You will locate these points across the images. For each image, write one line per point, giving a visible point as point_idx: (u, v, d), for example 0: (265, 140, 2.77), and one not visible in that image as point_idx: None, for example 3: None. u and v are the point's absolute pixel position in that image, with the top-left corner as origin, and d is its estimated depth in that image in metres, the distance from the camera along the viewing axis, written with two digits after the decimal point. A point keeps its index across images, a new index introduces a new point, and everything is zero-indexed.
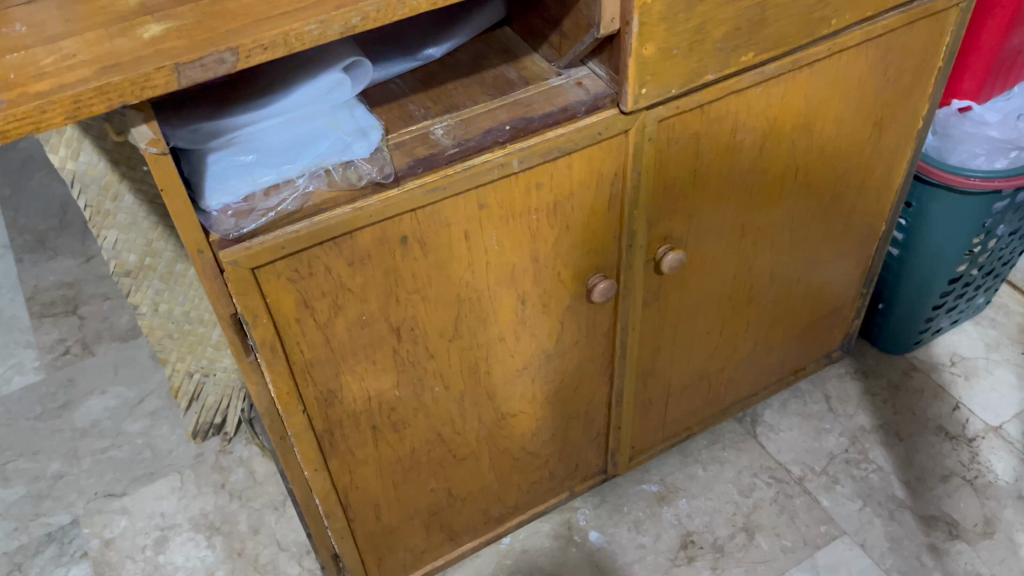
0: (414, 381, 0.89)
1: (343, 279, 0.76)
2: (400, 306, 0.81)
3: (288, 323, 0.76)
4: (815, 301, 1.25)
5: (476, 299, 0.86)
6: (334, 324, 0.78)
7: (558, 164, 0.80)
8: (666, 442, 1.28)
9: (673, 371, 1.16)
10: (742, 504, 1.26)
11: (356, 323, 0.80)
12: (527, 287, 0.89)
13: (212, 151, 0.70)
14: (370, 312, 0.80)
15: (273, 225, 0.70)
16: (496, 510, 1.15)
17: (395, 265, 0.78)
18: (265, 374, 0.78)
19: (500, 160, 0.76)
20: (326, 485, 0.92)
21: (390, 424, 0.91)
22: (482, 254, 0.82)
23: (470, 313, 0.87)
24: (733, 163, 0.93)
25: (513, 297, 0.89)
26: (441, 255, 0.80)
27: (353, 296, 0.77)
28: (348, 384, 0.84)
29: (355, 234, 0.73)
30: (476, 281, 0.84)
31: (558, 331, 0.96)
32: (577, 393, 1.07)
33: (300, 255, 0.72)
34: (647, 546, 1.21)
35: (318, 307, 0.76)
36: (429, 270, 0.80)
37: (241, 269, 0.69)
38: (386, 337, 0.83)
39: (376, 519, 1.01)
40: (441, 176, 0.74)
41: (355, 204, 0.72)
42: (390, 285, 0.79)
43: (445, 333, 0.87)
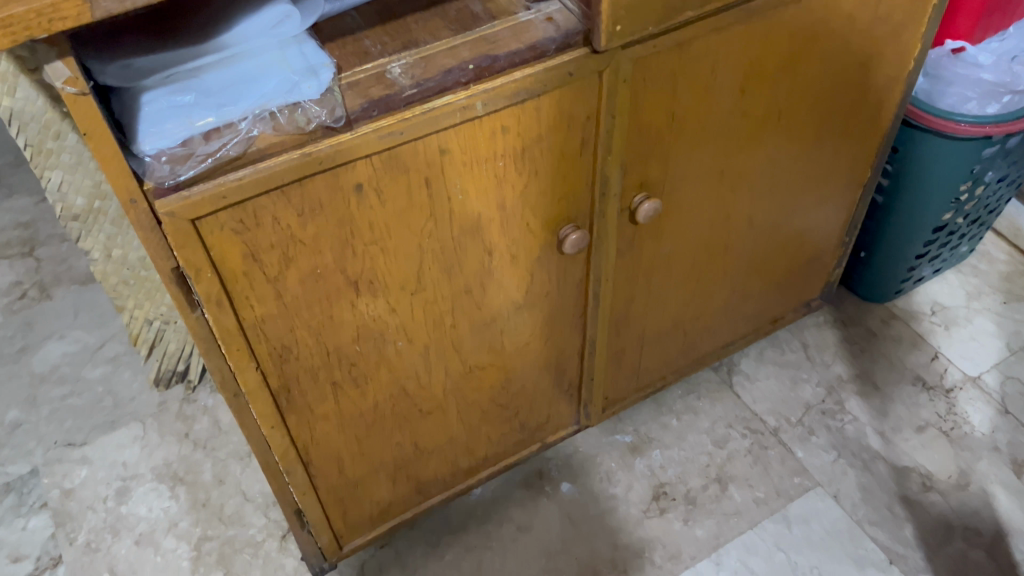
0: (375, 336, 0.85)
1: (293, 229, 0.71)
2: (357, 258, 0.76)
3: (235, 276, 0.71)
4: (796, 248, 1.21)
5: (440, 252, 0.81)
6: (286, 279, 0.74)
7: (526, 107, 0.74)
8: (641, 392, 1.24)
9: (648, 321, 1.13)
10: (716, 455, 1.24)
11: (310, 276, 0.75)
12: (493, 237, 0.84)
13: (146, 91, 0.65)
14: (325, 264, 0.75)
15: (214, 174, 0.64)
16: (465, 462, 1.11)
17: (349, 215, 0.73)
18: (213, 332, 0.74)
19: (462, 101, 0.70)
20: (284, 442, 0.88)
21: (350, 379, 0.87)
22: (445, 203, 0.77)
23: (433, 266, 0.82)
24: (711, 105, 0.88)
25: (479, 249, 0.84)
26: (400, 204, 0.75)
27: (305, 248, 0.73)
28: (304, 339, 0.80)
29: (305, 182, 0.68)
30: (439, 232, 0.80)
31: (528, 283, 0.92)
32: (549, 345, 1.03)
33: (245, 204, 0.67)
34: (619, 497, 1.20)
35: (268, 260, 0.71)
36: (387, 220, 0.75)
37: (180, 221, 0.64)
38: (342, 292, 0.78)
39: (339, 474, 0.98)
40: (398, 119, 0.68)
41: (303, 149, 0.66)
42: (345, 236, 0.74)
43: (406, 286, 0.82)
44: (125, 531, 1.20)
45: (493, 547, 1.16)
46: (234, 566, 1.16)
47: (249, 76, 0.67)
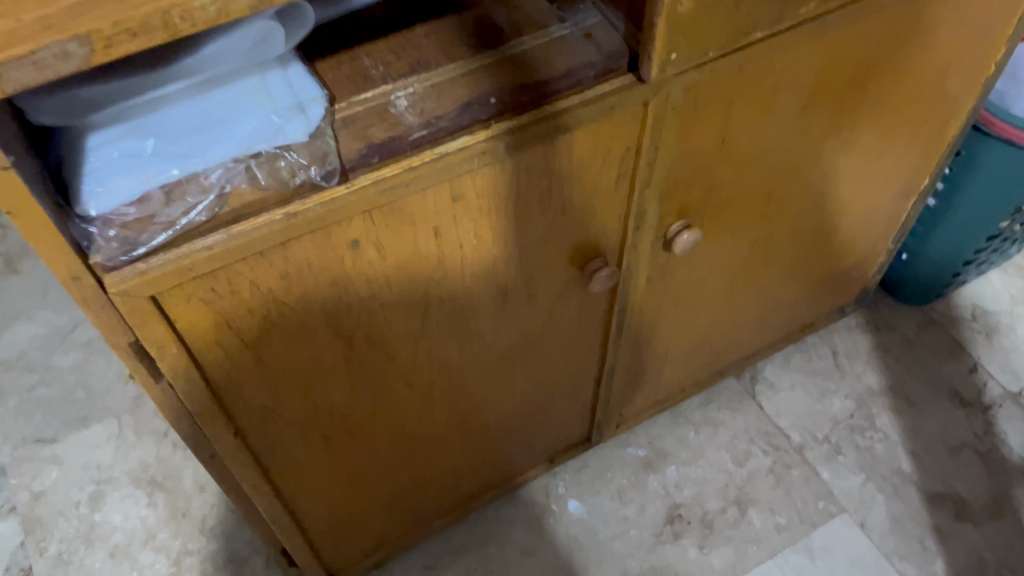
0: (372, 387, 0.74)
1: (275, 293, 0.59)
2: (352, 314, 0.65)
3: (206, 346, 0.59)
4: (835, 258, 1.10)
5: (449, 299, 0.70)
6: (268, 342, 0.63)
7: (558, 145, 0.62)
8: (658, 405, 1.15)
9: (672, 340, 1.02)
10: (735, 474, 1.15)
11: (297, 335, 0.64)
12: (509, 279, 0.72)
13: (92, 135, 0.52)
14: (313, 323, 0.64)
15: (179, 240, 0.52)
16: (467, 487, 1.03)
17: (342, 272, 0.61)
18: (183, 403, 0.63)
19: (480, 143, 0.58)
20: (269, 496, 0.78)
21: (343, 429, 0.77)
22: (455, 250, 0.66)
23: (441, 314, 0.71)
24: (767, 126, 0.75)
25: (492, 292, 0.73)
26: (404, 255, 0.63)
27: (289, 309, 0.61)
28: (289, 397, 0.69)
29: (290, 243, 0.56)
30: (448, 280, 0.68)
31: (546, 320, 0.81)
32: (565, 375, 0.92)
33: (217, 273, 0.55)
34: (630, 519, 1.12)
35: (245, 326, 0.60)
36: (388, 273, 0.64)
37: (136, 298, 0.52)
38: (334, 349, 0.67)
39: (330, 515, 0.89)
40: (405, 168, 0.56)
41: (289, 207, 0.54)
42: (339, 294, 0.63)
43: (409, 336, 0.71)
44: (99, 543, 1.11)
45: (495, 572, 1.08)
46: None
47: (220, 113, 0.54)
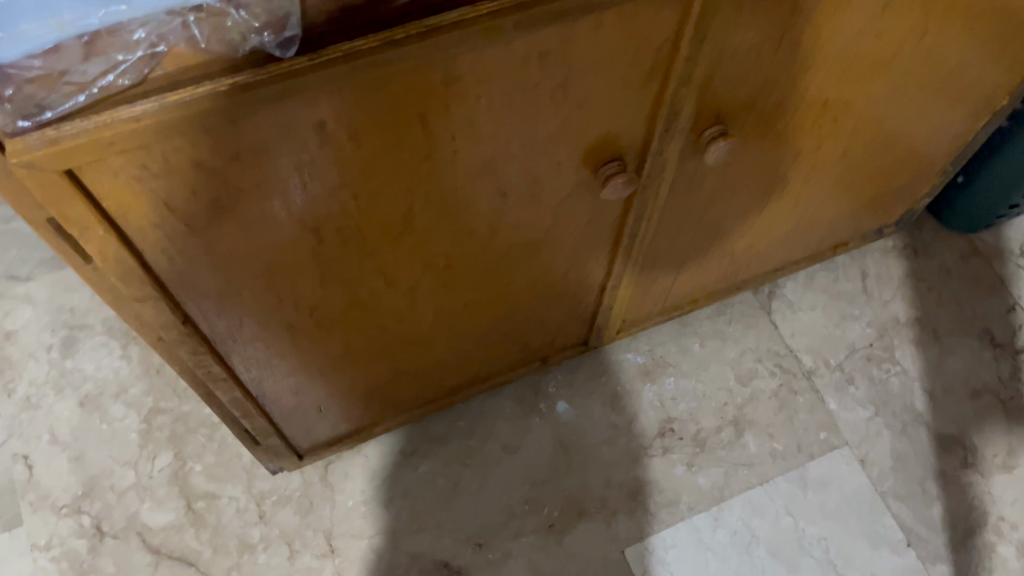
0: (344, 282, 0.66)
1: (225, 177, 0.50)
2: (319, 205, 0.56)
3: (142, 230, 0.51)
4: (884, 177, 0.98)
5: (438, 198, 0.61)
6: (219, 231, 0.54)
7: (580, 28, 0.50)
8: (667, 314, 1.07)
9: (690, 251, 0.93)
10: (737, 394, 1.09)
11: (254, 225, 0.55)
12: (512, 180, 0.62)
13: None
14: (273, 213, 0.55)
15: (100, 106, 0.43)
16: (451, 381, 0.97)
17: (307, 159, 0.51)
18: (120, 288, 0.55)
19: (483, 23, 0.47)
20: (227, 383, 0.72)
21: (312, 322, 0.70)
22: (447, 143, 0.55)
23: (427, 212, 0.62)
24: (837, 25, 0.63)
25: (491, 193, 0.63)
26: (383, 145, 0.53)
27: (243, 196, 0.52)
28: (247, 288, 0.61)
29: (242, 122, 0.46)
30: (437, 176, 0.58)
31: (551, 225, 0.71)
32: (567, 281, 0.84)
33: (148, 149, 0.45)
34: (620, 428, 1.07)
35: (190, 210, 0.51)
36: (364, 164, 0.54)
37: (46, 172, 0.43)
38: (299, 242, 0.59)
39: (299, 402, 0.83)
40: (385, 44, 0.45)
41: (235, 79, 0.44)
42: (303, 183, 0.53)
43: (388, 233, 0.62)
44: (69, 390, 1.08)
45: (473, 465, 1.04)
46: (186, 447, 1.05)
47: None
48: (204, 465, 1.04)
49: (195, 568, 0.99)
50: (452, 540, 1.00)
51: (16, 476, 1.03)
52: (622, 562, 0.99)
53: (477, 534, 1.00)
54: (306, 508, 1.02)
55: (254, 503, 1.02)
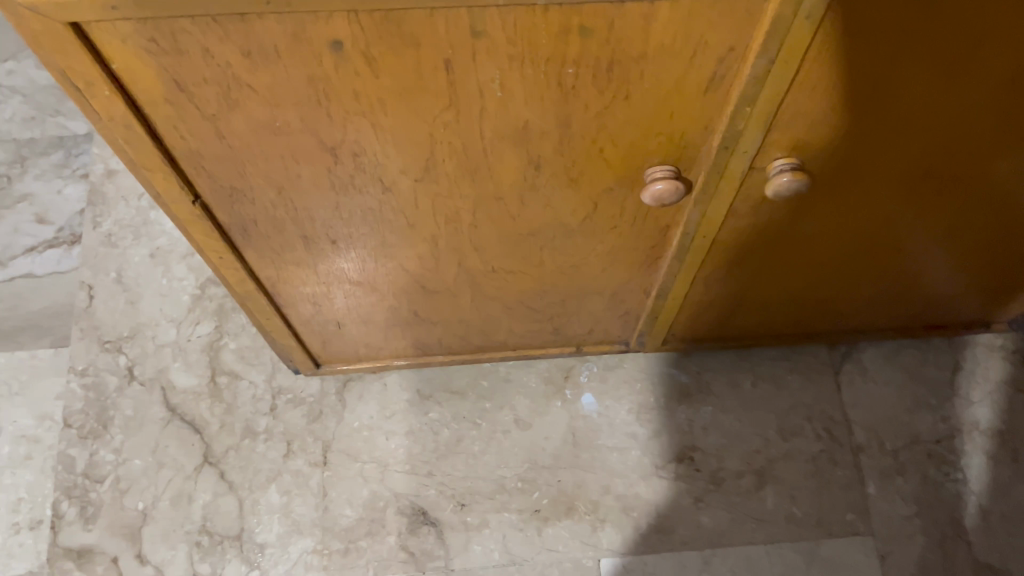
0: (362, 210, 0.65)
1: (237, 71, 0.49)
2: (336, 125, 0.55)
3: (151, 97, 0.51)
4: (997, 270, 0.87)
5: (461, 151, 0.58)
6: (229, 122, 0.54)
7: (628, 10, 0.46)
8: (721, 343, 1.01)
9: (753, 288, 0.86)
10: (772, 445, 1.02)
11: (266, 125, 0.54)
12: (546, 153, 0.59)
13: None
14: (287, 120, 0.54)
15: None
16: (478, 339, 0.96)
17: (322, 75, 0.50)
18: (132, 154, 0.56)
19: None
20: (240, 274, 0.73)
21: (329, 239, 0.70)
22: (475, 97, 0.53)
23: (449, 163, 0.60)
24: (947, 85, 0.56)
25: (522, 160, 0.60)
26: (402, 79, 0.51)
27: (256, 96, 0.52)
28: (261, 188, 0.61)
29: (252, 20, 0.45)
30: (463, 129, 0.56)
31: (588, 212, 0.67)
32: (606, 275, 0.80)
33: (156, 19, 0.45)
34: (638, 439, 1.03)
35: (201, 95, 0.51)
36: (381, 93, 0.52)
37: (50, 21, 0.44)
38: (312, 156, 0.58)
39: (317, 313, 0.85)
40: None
41: None
42: (316, 96, 0.52)
43: (407, 172, 0.61)
44: (145, 239, 1.15)
45: (481, 427, 1.04)
46: (227, 324, 1.10)
47: None
48: (238, 345, 1.09)
49: (199, 435, 1.03)
50: (436, 492, 1.00)
51: (77, 302, 1.10)
52: (594, 571, 0.96)
53: (462, 494, 1.00)
54: (315, 415, 1.05)
55: (270, 395, 1.06)
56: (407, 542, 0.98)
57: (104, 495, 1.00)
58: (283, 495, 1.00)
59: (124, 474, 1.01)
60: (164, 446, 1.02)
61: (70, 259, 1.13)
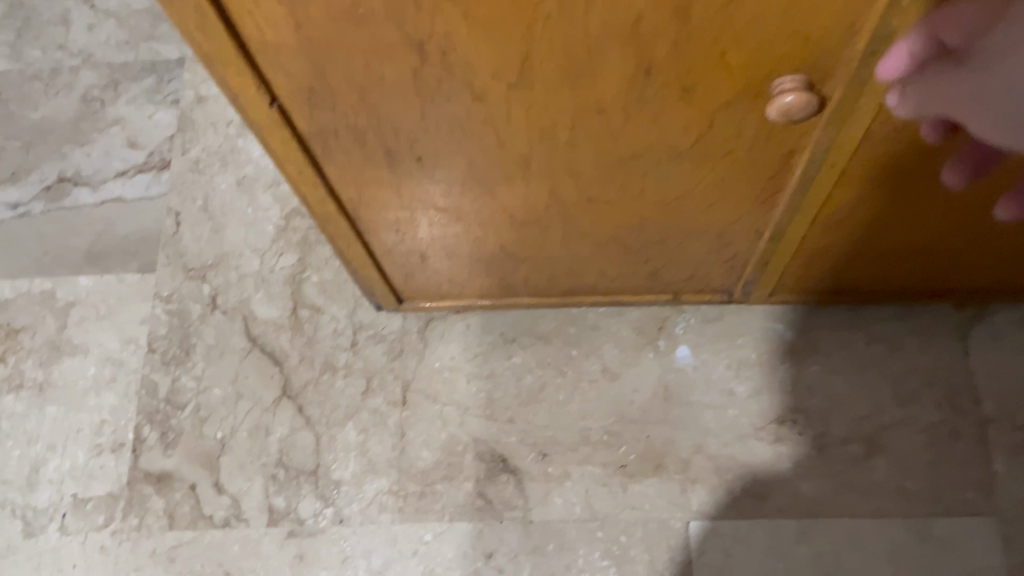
0: (450, 121, 0.60)
1: None
2: (423, 16, 0.49)
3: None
4: None
5: (561, 50, 0.52)
6: (307, 8, 0.49)
7: None
8: (834, 297, 0.92)
9: (878, 236, 0.77)
10: (885, 412, 0.93)
11: (349, 11, 0.49)
12: (659, 56, 0.52)
13: None
14: (371, 9, 0.48)
15: None
16: (568, 280, 0.90)
17: None
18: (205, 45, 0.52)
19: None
20: (320, 193, 0.69)
21: (414, 156, 0.64)
22: None
23: (548, 66, 0.53)
24: None
25: (630, 65, 0.53)
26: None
27: None
28: (342, 90, 0.56)
29: None
30: (566, 23, 0.49)
31: (701, 131, 0.60)
32: (713, 210, 0.73)
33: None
34: (735, 397, 0.95)
35: None
36: None
37: None
38: (397, 53, 0.52)
39: (400, 241, 0.80)
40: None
41: None
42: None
43: (501, 76, 0.54)
44: (232, 167, 1.12)
45: (566, 375, 0.98)
46: (310, 256, 1.07)
47: None
48: (320, 278, 1.06)
49: (279, 368, 1.01)
50: (517, 440, 0.96)
51: (164, 228, 1.09)
52: (681, 533, 0.90)
53: (544, 443, 0.95)
54: (396, 353, 1.01)
55: (351, 330, 1.03)
56: (484, 489, 0.94)
57: (184, 422, 0.99)
58: (360, 433, 0.97)
59: (204, 402, 1.00)
60: (244, 377, 1.01)
61: (159, 185, 1.12)
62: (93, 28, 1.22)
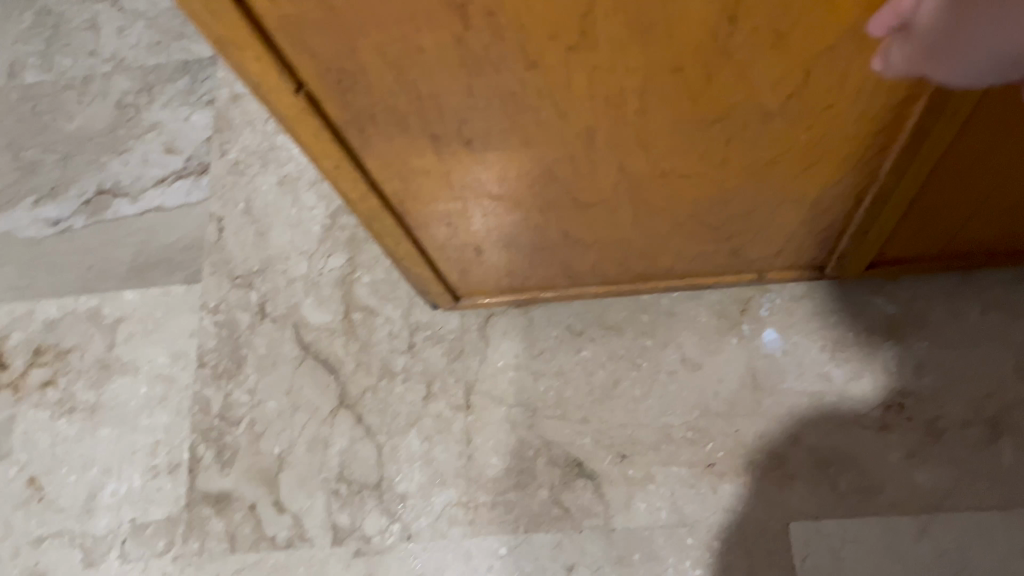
0: (503, 96, 0.52)
1: None
2: None
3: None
4: None
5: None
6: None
7: None
8: (942, 263, 0.82)
9: (999, 190, 0.67)
10: (1008, 389, 0.82)
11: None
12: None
13: None
14: None
15: None
16: (640, 263, 0.82)
17: None
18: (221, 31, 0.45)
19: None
20: (363, 187, 0.62)
21: (464, 139, 0.57)
22: None
23: (616, 21, 0.45)
24: None
25: (713, 11, 0.44)
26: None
27: None
28: (375, 69, 0.49)
29: None
30: None
31: (797, 83, 0.51)
32: (807, 173, 0.64)
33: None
34: (832, 382, 0.86)
35: None
36: None
37: None
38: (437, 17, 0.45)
39: (453, 235, 0.73)
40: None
41: None
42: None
43: (559, 37, 0.46)
44: (272, 166, 1.07)
45: (642, 368, 0.90)
46: (359, 255, 1.01)
47: None
48: (372, 278, 1.00)
49: (334, 376, 0.95)
50: (592, 441, 0.88)
51: (207, 234, 1.04)
52: (782, 536, 0.81)
53: (623, 443, 0.87)
54: (456, 353, 0.94)
55: (407, 332, 0.96)
56: (560, 496, 0.86)
57: (240, 438, 0.94)
58: (424, 441, 0.91)
59: (259, 417, 0.95)
60: (299, 387, 0.95)
61: (199, 189, 1.07)
62: (123, 31, 1.18)
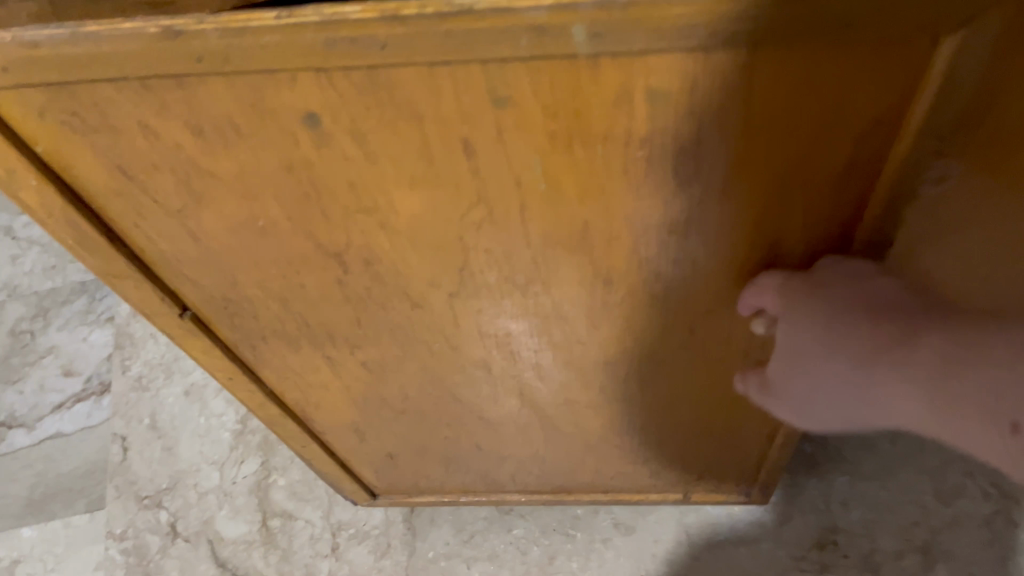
0: (393, 325, 0.52)
1: (194, 156, 0.37)
2: (334, 224, 0.42)
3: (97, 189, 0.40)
4: None
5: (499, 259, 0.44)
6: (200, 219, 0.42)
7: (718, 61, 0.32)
8: None
9: None
10: (933, 514, 0.83)
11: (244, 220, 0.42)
12: (618, 262, 0.44)
13: None
14: (271, 218, 0.41)
15: None
16: (559, 476, 0.81)
17: (302, 162, 0.37)
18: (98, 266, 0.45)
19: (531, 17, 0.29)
20: (261, 397, 0.61)
21: (360, 359, 0.57)
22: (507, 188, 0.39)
23: (491, 272, 0.46)
24: None
25: (586, 273, 0.46)
26: (408, 168, 0.37)
27: (227, 187, 0.39)
28: (258, 296, 0.49)
29: (197, 88, 0.33)
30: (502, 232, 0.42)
31: (684, 331, 0.52)
32: (713, 407, 0.64)
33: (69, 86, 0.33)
34: (765, 529, 0.85)
35: (157, 184, 0.39)
36: (382, 185, 0.39)
37: None
38: (314, 261, 0.45)
39: (363, 440, 0.72)
40: (380, 17, 0.30)
41: (172, 21, 0.30)
42: (301, 189, 0.39)
43: (439, 283, 0.47)
44: (178, 377, 1.04)
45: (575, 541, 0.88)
46: (273, 458, 0.98)
47: None
48: (288, 480, 0.96)
49: None
50: None
51: (111, 456, 1.00)
52: None
53: None
54: (383, 550, 0.90)
55: (329, 533, 0.92)
56: None
57: None
58: None
59: None
60: None
61: (101, 410, 1.03)
62: (17, 258, 1.16)
